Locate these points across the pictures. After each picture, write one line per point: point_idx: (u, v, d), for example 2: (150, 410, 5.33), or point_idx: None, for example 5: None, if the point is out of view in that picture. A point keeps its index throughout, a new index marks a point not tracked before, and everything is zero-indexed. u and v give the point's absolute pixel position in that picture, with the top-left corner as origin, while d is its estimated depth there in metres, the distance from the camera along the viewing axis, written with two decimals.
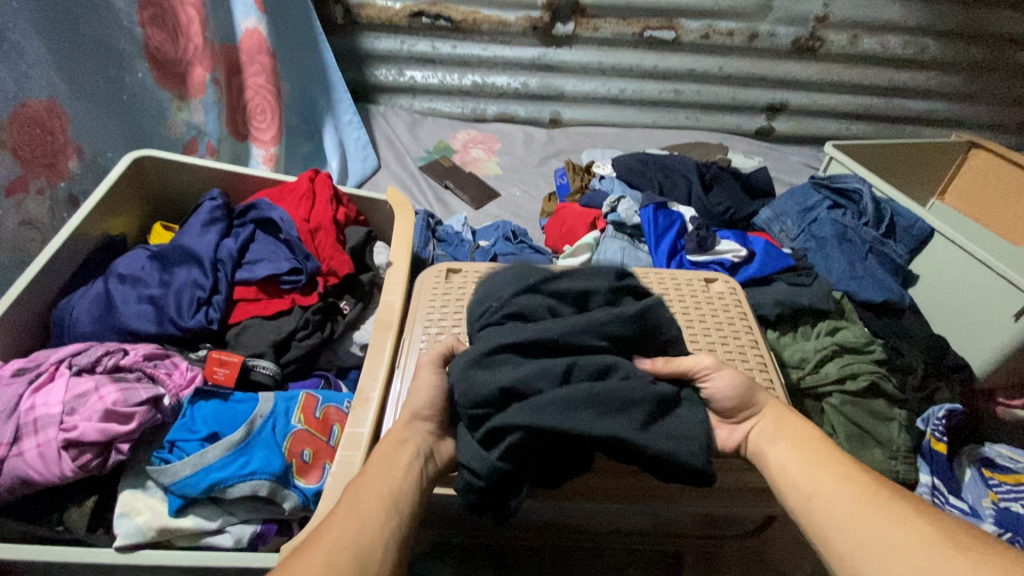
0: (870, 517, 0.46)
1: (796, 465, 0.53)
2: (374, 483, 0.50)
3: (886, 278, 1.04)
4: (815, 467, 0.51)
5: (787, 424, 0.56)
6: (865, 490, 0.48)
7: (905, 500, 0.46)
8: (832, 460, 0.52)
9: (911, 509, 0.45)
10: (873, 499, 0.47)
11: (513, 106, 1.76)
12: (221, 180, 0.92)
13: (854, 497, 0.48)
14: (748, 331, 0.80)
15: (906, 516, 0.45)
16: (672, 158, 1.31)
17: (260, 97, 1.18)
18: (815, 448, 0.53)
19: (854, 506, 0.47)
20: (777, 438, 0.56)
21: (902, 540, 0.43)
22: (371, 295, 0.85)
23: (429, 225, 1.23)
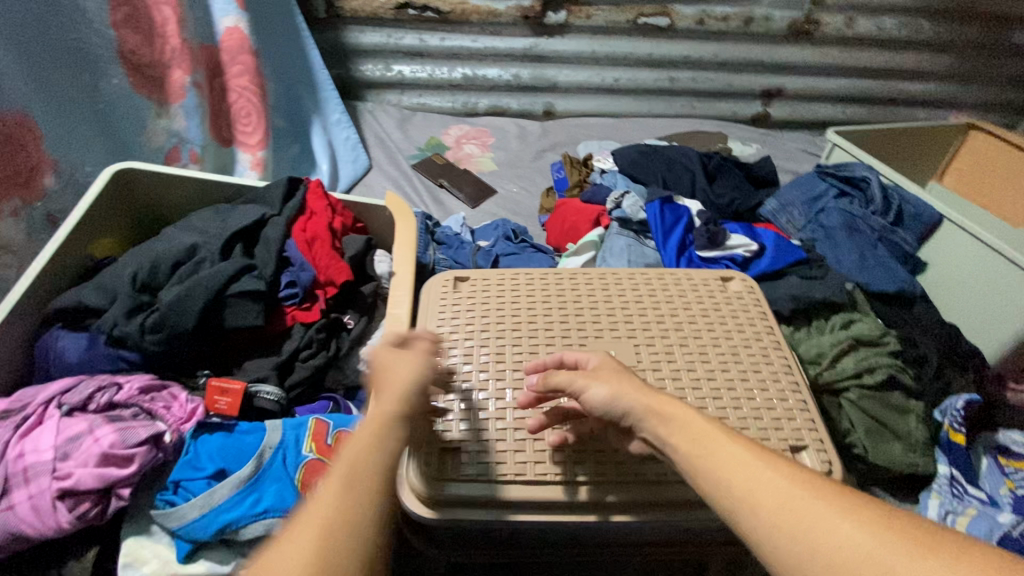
0: (799, 532, 0.38)
1: (711, 481, 0.44)
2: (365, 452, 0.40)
3: (897, 267, 1.02)
4: (733, 477, 0.43)
5: (692, 429, 0.48)
6: (788, 500, 0.40)
7: (830, 503, 0.39)
8: (741, 462, 0.44)
9: (839, 511, 0.38)
10: (801, 506, 0.39)
11: (505, 99, 1.71)
12: (210, 192, 0.87)
13: (779, 511, 0.40)
14: (770, 332, 0.78)
15: (837, 522, 0.37)
16: (673, 150, 1.28)
17: (244, 100, 1.12)
18: (720, 446, 0.46)
19: (782, 518, 0.39)
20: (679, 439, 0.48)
21: (840, 552, 0.36)
22: (376, 307, 0.80)
23: (426, 227, 1.19)
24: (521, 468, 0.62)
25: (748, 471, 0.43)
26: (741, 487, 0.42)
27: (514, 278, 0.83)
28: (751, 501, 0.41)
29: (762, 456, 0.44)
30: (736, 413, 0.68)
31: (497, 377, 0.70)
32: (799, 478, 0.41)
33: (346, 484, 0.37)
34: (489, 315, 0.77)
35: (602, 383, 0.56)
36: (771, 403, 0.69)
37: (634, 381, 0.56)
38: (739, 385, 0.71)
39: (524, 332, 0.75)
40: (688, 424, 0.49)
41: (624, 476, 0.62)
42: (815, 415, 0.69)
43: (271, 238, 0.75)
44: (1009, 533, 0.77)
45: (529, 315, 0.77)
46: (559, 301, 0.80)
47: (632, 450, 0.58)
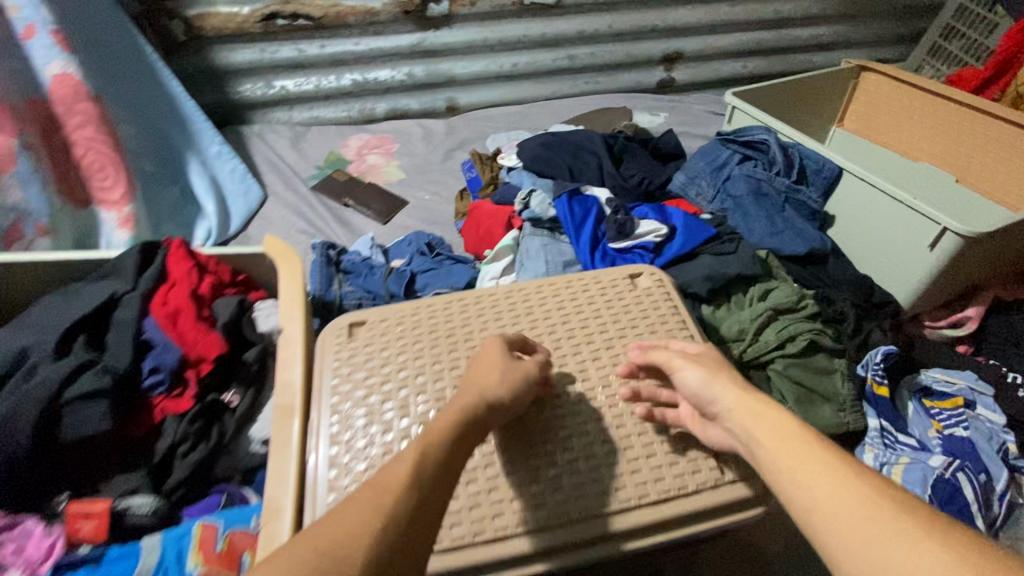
0: (869, 538, 0.40)
1: (794, 483, 0.48)
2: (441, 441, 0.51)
3: (806, 227, 1.02)
4: (817, 483, 0.46)
5: (781, 431, 0.52)
6: (850, 507, 0.43)
7: (913, 522, 0.40)
8: (827, 471, 0.46)
9: (921, 532, 0.39)
10: (879, 518, 0.41)
11: (404, 100, 1.62)
12: (57, 273, 0.76)
13: (855, 517, 0.42)
14: (683, 327, 0.75)
15: (912, 536, 0.39)
16: (577, 135, 1.24)
17: (95, 152, 1.00)
18: (804, 452, 0.49)
19: (855, 521, 0.42)
20: (763, 435, 0.53)
21: (906, 559, 0.38)
22: (265, 375, 0.72)
23: (329, 259, 1.11)
24: (643, 489, 0.61)
25: (828, 478, 0.46)
26: (814, 491, 0.46)
27: (416, 315, 0.77)
28: (820, 503, 0.45)
29: (842, 467, 0.46)
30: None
31: (404, 436, 0.64)
32: (875, 495, 0.43)
33: (421, 462, 0.48)
34: (390, 364, 0.71)
35: (699, 368, 0.63)
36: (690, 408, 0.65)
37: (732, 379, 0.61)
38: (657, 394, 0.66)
39: (428, 377, 0.69)
40: (779, 427, 0.53)
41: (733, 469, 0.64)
42: None
43: (125, 321, 0.66)
44: (941, 476, 0.79)
45: (432, 355, 0.72)
46: (464, 334, 0.74)
47: (712, 438, 0.62)
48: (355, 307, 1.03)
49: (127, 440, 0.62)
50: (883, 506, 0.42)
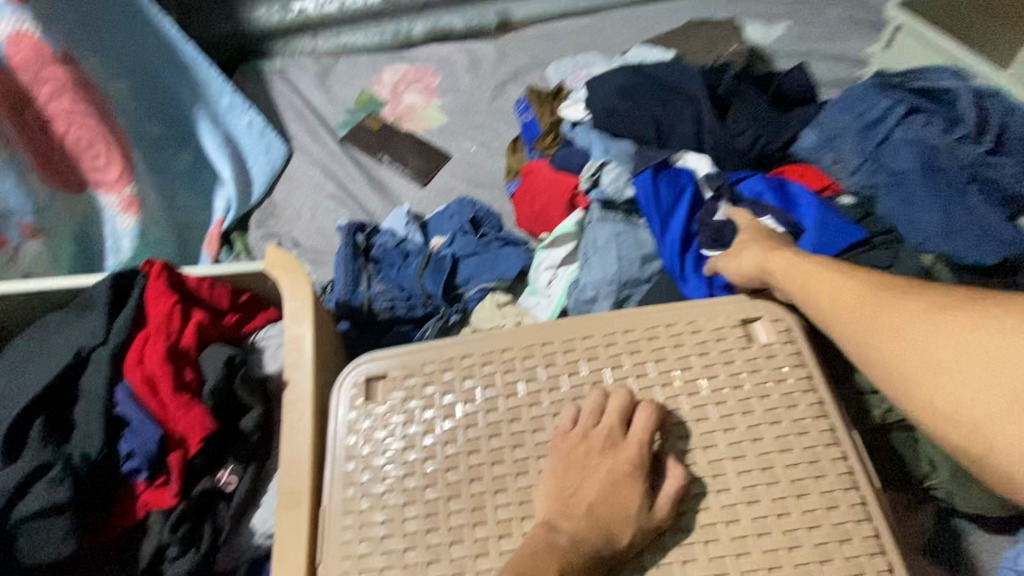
0: (872, 323, 0.48)
1: (801, 292, 0.55)
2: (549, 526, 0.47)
3: (999, 222, 0.71)
4: (817, 289, 0.53)
5: (784, 263, 0.57)
6: (877, 308, 0.49)
7: (894, 294, 0.49)
8: (822, 280, 0.53)
9: (904, 299, 0.48)
10: (876, 301, 0.49)
11: (446, 17, 1.33)
12: (32, 303, 0.64)
13: (856, 304, 0.50)
14: (821, 414, 0.53)
15: (903, 304, 0.48)
16: (667, 71, 0.94)
17: (79, 126, 0.84)
18: (809, 269, 0.55)
19: (863, 311, 0.49)
20: (785, 270, 0.57)
21: (904, 324, 0.46)
22: (268, 445, 0.59)
23: (354, 246, 0.92)
24: None
25: (843, 285, 0.52)
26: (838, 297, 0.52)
27: (449, 371, 0.58)
28: (845, 309, 0.51)
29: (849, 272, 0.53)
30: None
31: (431, 560, 0.50)
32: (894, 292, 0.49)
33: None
34: (415, 449, 0.55)
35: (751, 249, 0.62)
36: (825, 551, 0.47)
37: (758, 247, 0.62)
38: (776, 528, 0.48)
39: (462, 475, 0.53)
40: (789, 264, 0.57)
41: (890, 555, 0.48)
42: (893, 559, 0.47)
43: (93, 393, 0.54)
44: None
45: (466, 440, 0.54)
46: (508, 409, 0.56)
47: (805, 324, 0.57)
48: (387, 312, 0.87)
49: (111, 546, 0.52)
50: (869, 287, 0.50)
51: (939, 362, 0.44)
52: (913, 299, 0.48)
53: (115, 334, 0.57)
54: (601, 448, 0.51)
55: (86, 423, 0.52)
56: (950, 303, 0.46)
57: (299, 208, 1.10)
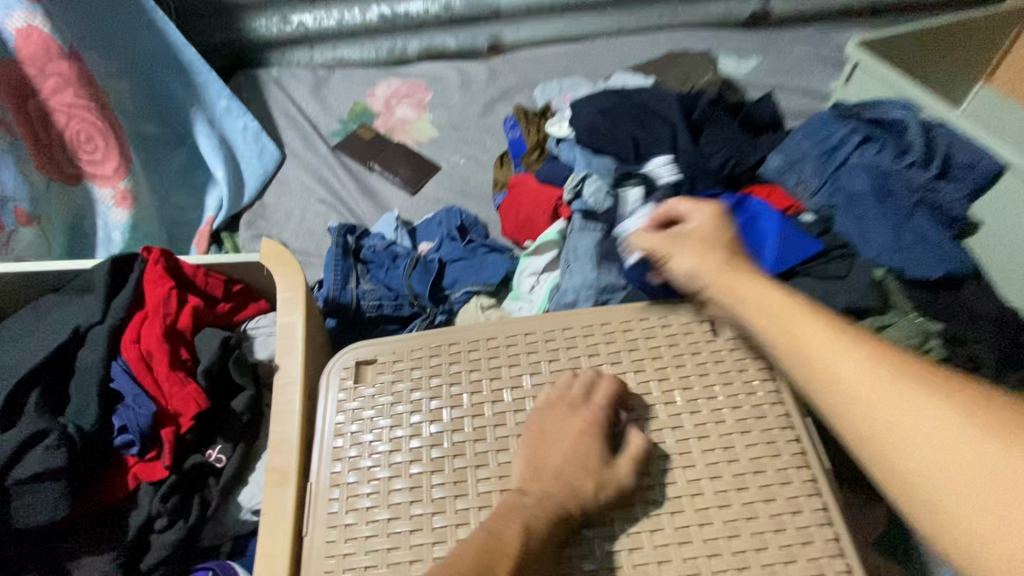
0: (876, 415, 0.34)
1: (796, 358, 0.41)
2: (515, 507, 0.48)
3: (942, 242, 0.78)
4: (814, 354, 0.40)
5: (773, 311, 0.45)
6: (888, 392, 0.34)
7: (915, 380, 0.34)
8: (824, 346, 0.40)
9: (925, 390, 0.34)
10: (890, 384, 0.35)
11: (440, 38, 1.38)
12: (30, 284, 0.66)
13: (866, 389, 0.36)
14: (778, 399, 0.57)
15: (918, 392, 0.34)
16: (647, 96, 1.01)
17: (79, 120, 0.86)
18: (818, 333, 0.40)
19: (875, 402, 0.35)
20: (763, 317, 0.46)
21: (920, 425, 0.32)
22: (259, 424, 0.61)
23: (345, 247, 0.96)
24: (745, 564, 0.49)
25: (847, 354, 0.38)
26: (842, 368, 0.38)
27: (436, 357, 0.62)
28: (854, 388, 0.36)
29: (853, 338, 0.39)
30: (732, 546, 0.50)
31: (414, 529, 0.52)
32: (916, 376, 0.35)
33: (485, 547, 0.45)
34: (401, 428, 0.58)
35: (687, 257, 0.57)
36: (779, 522, 0.51)
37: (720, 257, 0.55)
38: (735, 500, 0.52)
39: (445, 451, 0.56)
40: (777, 312, 0.45)
41: (840, 524, 0.51)
42: (840, 529, 0.51)
43: (89, 367, 0.56)
44: None
45: (451, 419, 0.58)
46: (491, 391, 0.59)
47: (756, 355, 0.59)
48: (374, 310, 0.90)
49: (101, 517, 0.53)
50: (892, 369, 0.36)
51: (963, 491, 0.29)
52: (950, 390, 0.33)
53: (115, 312, 0.59)
54: (569, 419, 0.54)
55: (84, 394, 0.54)
56: (994, 406, 0.31)
57: (289, 211, 1.13)
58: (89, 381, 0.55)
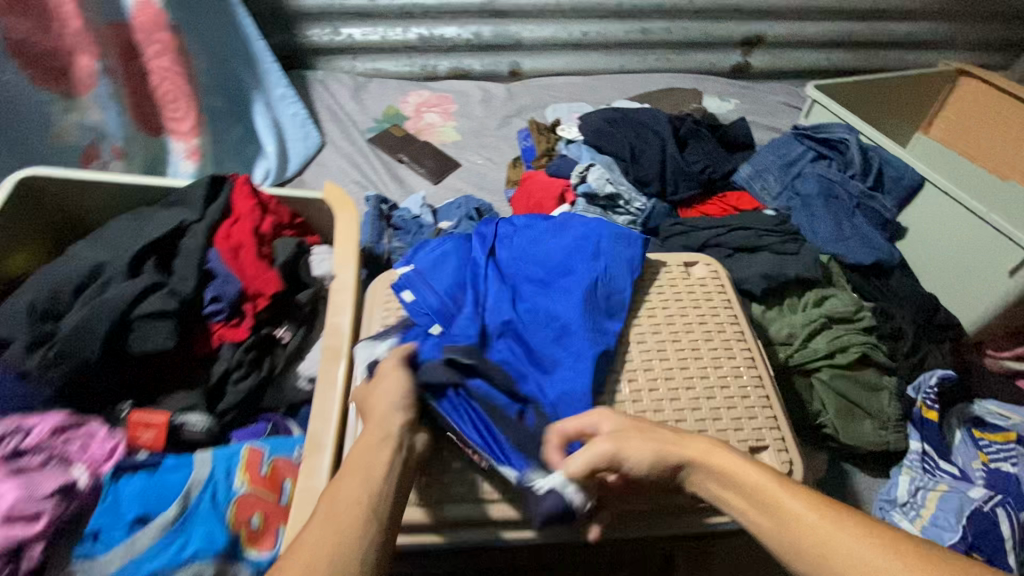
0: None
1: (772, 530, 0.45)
2: (350, 483, 0.45)
3: (876, 236, 0.97)
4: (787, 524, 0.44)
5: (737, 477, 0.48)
6: (854, 548, 0.41)
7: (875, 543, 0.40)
8: (793, 516, 0.44)
9: (883, 551, 0.40)
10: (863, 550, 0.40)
11: (467, 61, 1.59)
12: (130, 197, 0.79)
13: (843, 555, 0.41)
14: (734, 321, 0.72)
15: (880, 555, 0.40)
16: (642, 114, 1.21)
17: (169, 83, 1.02)
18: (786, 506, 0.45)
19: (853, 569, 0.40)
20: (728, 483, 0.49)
21: None
22: (316, 315, 0.74)
23: (381, 213, 1.12)
24: (702, 425, 0.63)
25: (817, 521, 0.43)
26: (793, 533, 0.44)
27: None
28: (823, 550, 0.42)
29: (809, 499, 0.45)
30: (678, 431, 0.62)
31: None
32: (866, 532, 0.41)
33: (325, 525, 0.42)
34: None
35: (641, 447, 0.51)
36: (730, 401, 0.65)
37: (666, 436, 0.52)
38: (698, 384, 0.66)
39: None
40: (732, 473, 0.49)
41: (776, 408, 0.66)
42: (776, 410, 0.65)
43: (190, 249, 0.69)
44: (979, 509, 0.76)
45: None
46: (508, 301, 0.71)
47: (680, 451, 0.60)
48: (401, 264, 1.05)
49: (191, 365, 0.66)
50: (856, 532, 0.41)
51: None
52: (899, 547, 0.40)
53: (209, 214, 0.73)
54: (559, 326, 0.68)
55: (185, 268, 0.67)
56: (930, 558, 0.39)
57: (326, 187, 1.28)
58: (189, 260, 0.68)
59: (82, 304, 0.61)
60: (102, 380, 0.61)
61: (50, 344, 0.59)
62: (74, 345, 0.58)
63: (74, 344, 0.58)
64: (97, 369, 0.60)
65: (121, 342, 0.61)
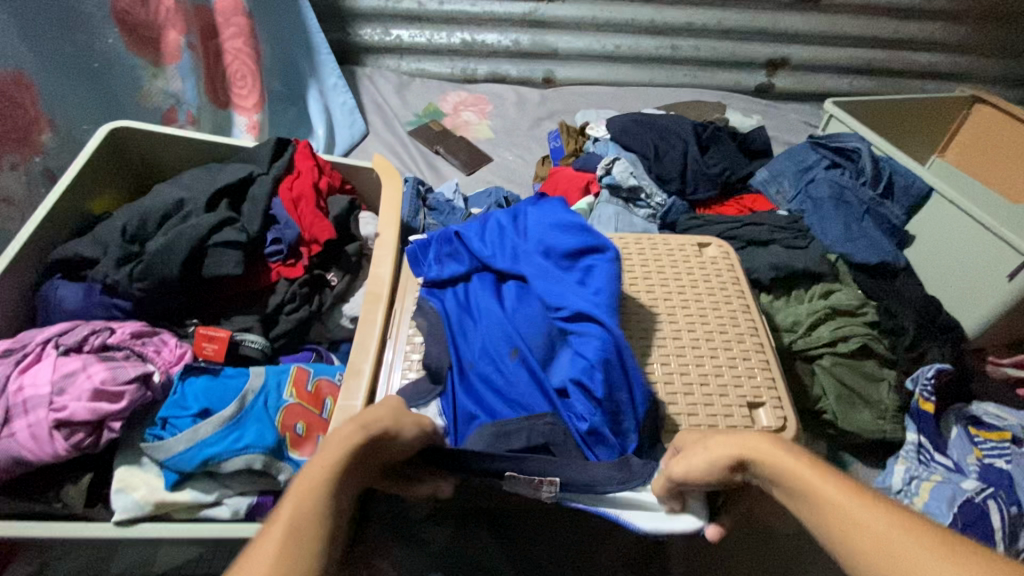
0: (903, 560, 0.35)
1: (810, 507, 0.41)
2: (310, 492, 0.40)
3: (882, 239, 1.02)
4: (822, 503, 0.40)
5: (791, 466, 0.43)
6: (897, 535, 0.36)
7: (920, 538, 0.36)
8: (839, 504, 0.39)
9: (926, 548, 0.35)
10: (907, 544, 0.36)
11: (505, 66, 1.69)
12: (202, 152, 0.89)
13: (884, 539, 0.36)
14: (741, 296, 0.78)
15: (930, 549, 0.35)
16: (667, 119, 1.28)
17: (239, 62, 1.13)
18: (834, 491, 0.40)
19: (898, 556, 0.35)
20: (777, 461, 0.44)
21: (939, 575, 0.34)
22: (360, 266, 0.83)
23: (418, 193, 1.19)
24: (704, 377, 0.68)
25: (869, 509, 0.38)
26: (863, 543, 0.37)
27: None
28: (855, 532, 0.38)
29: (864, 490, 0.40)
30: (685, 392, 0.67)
31: None
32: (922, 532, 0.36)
33: (290, 534, 0.37)
34: None
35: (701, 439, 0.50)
36: (732, 361, 0.70)
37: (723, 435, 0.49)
38: (704, 345, 0.71)
39: None
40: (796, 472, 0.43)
41: (774, 371, 0.71)
42: (774, 372, 0.71)
43: (257, 196, 0.77)
44: (970, 499, 0.79)
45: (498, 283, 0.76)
46: None
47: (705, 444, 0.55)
48: None
49: (251, 297, 0.75)
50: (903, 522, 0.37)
51: None
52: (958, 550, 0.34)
53: (274, 168, 0.81)
54: None
55: (251, 211, 0.75)
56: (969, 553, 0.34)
57: None
58: (255, 203, 0.76)
59: (166, 232, 0.70)
60: (175, 293, 0.70)
61: (138, 261, 0.69)
62: (159, 262, 0.67)
63: (158, 262, 0.67)
64: (174, 286, 0.69)
65: (196, 266, 0.70)
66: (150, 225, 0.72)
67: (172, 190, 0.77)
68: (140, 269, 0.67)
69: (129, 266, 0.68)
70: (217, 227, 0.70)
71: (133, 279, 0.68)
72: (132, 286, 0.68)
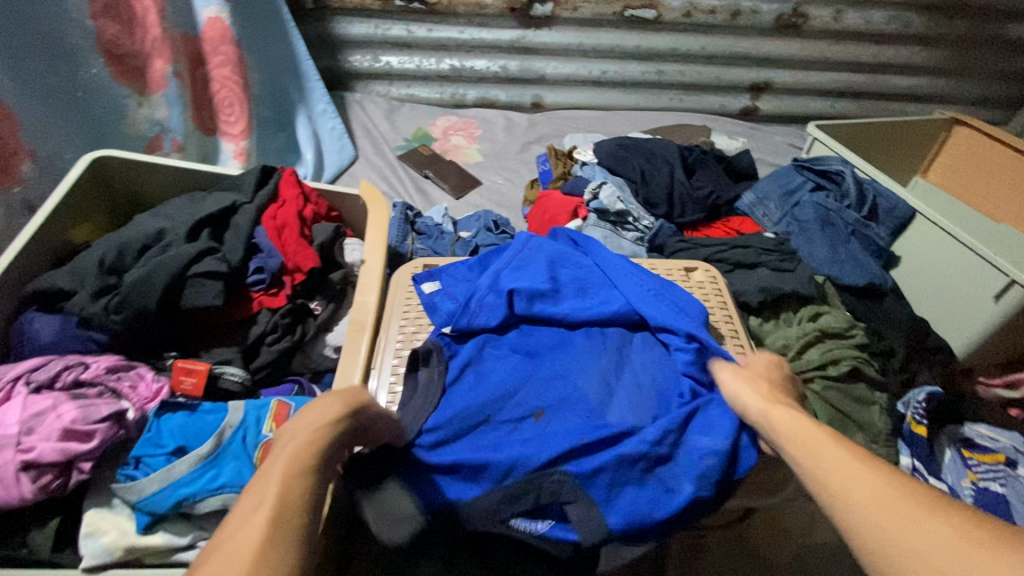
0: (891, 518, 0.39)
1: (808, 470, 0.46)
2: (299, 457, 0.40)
3: (869, 261, 1.03)
4: (822, 461, 0.45)
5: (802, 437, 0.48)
6: (892, 498, 0.40)
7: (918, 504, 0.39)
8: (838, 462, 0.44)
9: (924, 511, 0.39)
10: (896, 503, 0.40)
11: (494, 91, 1.71)
12: (186, 180, 0.88)
13: (876, 499, 0.40)
14: (728, 321, 0.77)
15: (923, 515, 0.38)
16: (654, 142, 1.29)
17: (227, 90, 1.13)
18: (835, 454, 0.45)
19: (881, 510, 0.40)
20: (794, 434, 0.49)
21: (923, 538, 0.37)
22: (344, 294, 0.82)
23: (407, 218, 1.19)
24: None
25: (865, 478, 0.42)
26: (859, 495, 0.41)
27: None
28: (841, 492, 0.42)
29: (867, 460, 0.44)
30: None
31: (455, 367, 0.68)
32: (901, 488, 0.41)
33: (280, 504, 0.36)
34: None
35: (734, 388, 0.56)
36: None
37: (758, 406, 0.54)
38: None
39: None
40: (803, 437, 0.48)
41: None
42: None
43: (240, 224, 0.76)
44: None
45: None
46: None
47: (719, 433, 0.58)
48: None
49: (231, 328, 0.73)
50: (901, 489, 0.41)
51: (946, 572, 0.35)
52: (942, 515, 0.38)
53: (259, 197, 0.80)
54: None
55: (233, 240, 0.74)
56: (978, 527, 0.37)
57: None
58: (238, 232, 0.75)
59: (144, 263, 0.68)
60: (153, 326, 0.68)
61: (116, 293, 0.67)
62: (136, 295, 0.66)
63: (135, 295, 0.66)
64: (152, 319, 0.67)
65: (176, 298, 0.68)
66: (129, 256, 0.71)
67: (153, 219, 0.76)
68: (117, 301, 0.66)
69: (106, 299, 0.67)
70: (197, 257, 0.69)
71: (111, 312, 0.66)
72: (108, 319, 0.66)
